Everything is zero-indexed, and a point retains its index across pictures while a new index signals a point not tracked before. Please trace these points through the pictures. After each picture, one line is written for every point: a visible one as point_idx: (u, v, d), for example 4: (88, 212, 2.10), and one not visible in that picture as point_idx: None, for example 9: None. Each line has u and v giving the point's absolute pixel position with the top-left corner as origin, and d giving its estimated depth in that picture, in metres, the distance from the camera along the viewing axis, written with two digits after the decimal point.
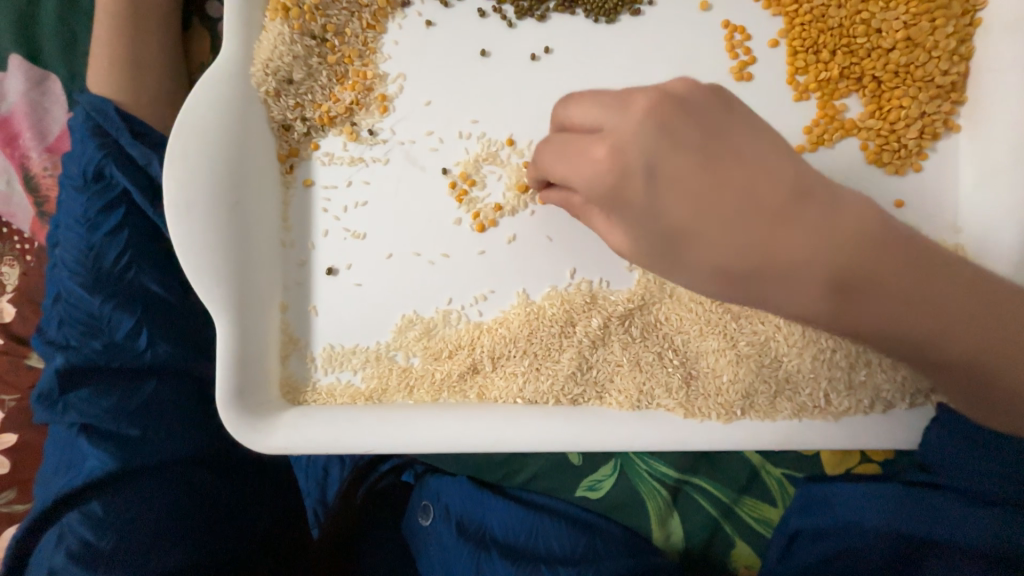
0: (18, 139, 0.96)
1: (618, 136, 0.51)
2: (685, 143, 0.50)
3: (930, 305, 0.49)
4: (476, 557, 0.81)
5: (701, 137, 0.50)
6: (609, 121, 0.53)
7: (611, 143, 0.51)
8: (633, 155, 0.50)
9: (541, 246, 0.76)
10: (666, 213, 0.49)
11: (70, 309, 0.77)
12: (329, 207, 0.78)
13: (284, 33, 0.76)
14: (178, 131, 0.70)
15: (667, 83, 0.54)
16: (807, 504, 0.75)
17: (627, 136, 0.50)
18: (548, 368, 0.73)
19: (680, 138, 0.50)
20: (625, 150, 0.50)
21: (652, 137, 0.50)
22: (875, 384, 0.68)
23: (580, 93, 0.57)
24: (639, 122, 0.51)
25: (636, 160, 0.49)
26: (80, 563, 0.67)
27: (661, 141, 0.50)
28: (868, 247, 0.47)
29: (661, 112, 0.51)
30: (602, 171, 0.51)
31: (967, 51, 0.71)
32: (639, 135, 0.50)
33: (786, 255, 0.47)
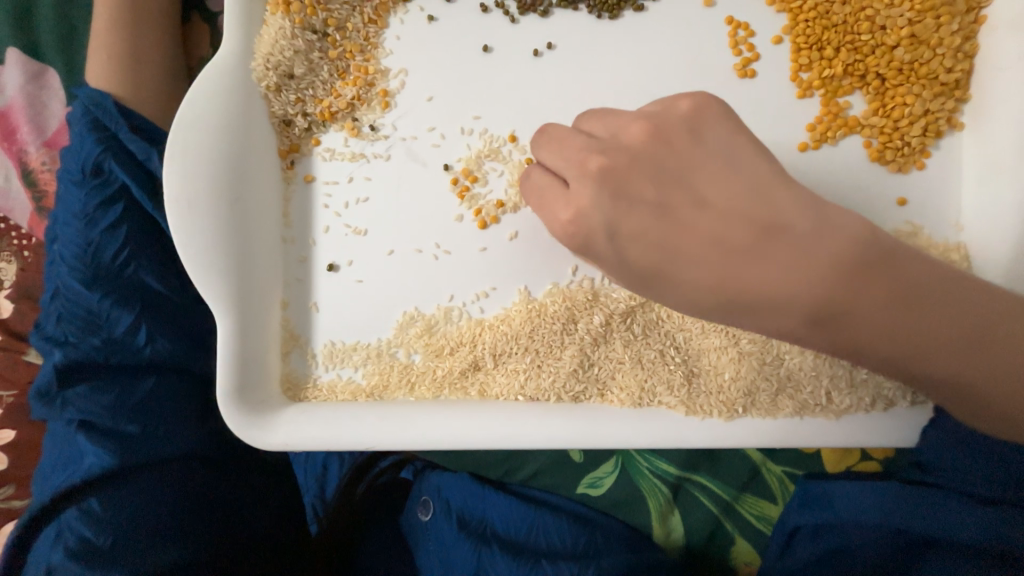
0: (16, 134, 0.95)
1: (579, 199, 0.51)
2: (646, 191, 0.49)
3: (919, 329, 0.46)
4: (477, 552, 0.81)
5: (651, 179, 0.49)
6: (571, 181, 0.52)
7: (574, 207, 0.51)
8: (597, 220, 0.50)
9: (543, 242, 0.76)
10: (636, 262, 0.48)
11: (68, 305, 0.77)
12: (330, 204, 0.78)
13: (285, 27, 0.75)
14: (178, 127, 0.70)
15: (625, 127, 0.53)
16: (807, 502, 0.74)
17: (588, 201, 0.50)
18: (549, 366, 0.73)
19: (639, 190, 0.49)
20: (586, 216, 0.50)
21: (609, 197, 0.49)
22: (876, 382, 0.67)
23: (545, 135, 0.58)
24: (593, 175, 0.51)
25: (598, 224, 0.49)
26: (78, 561, 0.66)
27: (615, 192, 0.49)
28: (855, 275, 0.45)
29: (615, 169, 0.51)
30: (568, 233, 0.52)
31: (971, 48, 0.71)
32: (597, 201, 0.50)
33: (771, 295, 0.45)
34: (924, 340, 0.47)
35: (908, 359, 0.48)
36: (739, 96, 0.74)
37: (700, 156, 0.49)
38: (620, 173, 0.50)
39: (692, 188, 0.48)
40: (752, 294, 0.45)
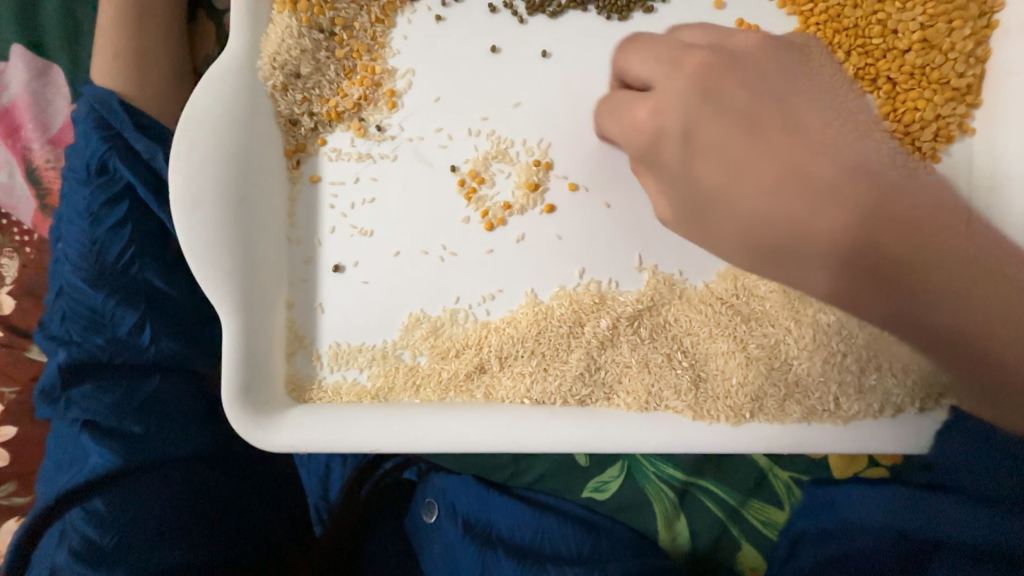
0: (20, 131, 0.94)
1: (660, 95, 0.53)
2: (738, 100, 0.50)
3: (945, 291, 0.47)
4: (482, 554, 0.81)
5: (764, 105, 0.50)
6: (664, 78, 0.53)
7: (652, 103, 0.53)
8: (675, 118, 0.51)
9: (550, 245, 0.76)
10: (700, 176, 0.49)
11: (72, 304, 0.76)
12: (336, 204, 0.77)
13: (292, 27, 0.75)
14: (183, 126, 0.69)
15: (731, 39, 0.55)
16: (807, 507, 0.80)
17: (675, 94, 0.51)
18: (556, 369, 0.73)
19: (729, 95, 0.50)
20: (667, 110, 0.52)
21: (697, 102, 0.50)
22: (885, 388, 0.67)
23: (634, 43, 0.59)
24: (686, 73, 0.52)
25: (676, 121, 0.51)
26: (83, 561, 0.66)
27: (705, 96, 0.50)
28: (887, 249, 0.46)
29: (712, 68, 0.52)
30: (641, 130, 0.54)
31: (983, 53, 0.71)
32: (683, 95, 0.51)
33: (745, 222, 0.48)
34: (942, 292, 0.47)
35: (970, 331, 0.48)
36: None
37: (804, 106, 0.51)
38: (715, 70, 0.52)
39: (792, 117, 0.50)
40: (773, 246, 0.48)
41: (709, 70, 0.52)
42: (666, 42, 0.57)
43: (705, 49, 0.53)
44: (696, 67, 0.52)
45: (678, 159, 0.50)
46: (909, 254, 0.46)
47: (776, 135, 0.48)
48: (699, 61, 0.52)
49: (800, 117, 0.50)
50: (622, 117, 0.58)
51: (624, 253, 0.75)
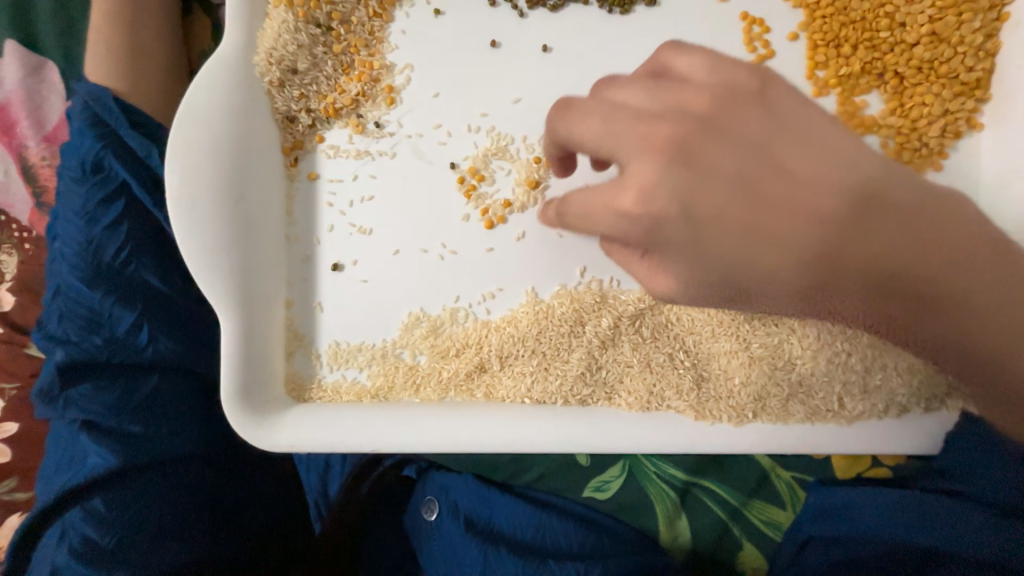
0: (15, 128, 0.93)
1: (642, 176, 0.41)
2: (723, 166, 0.41)
3: (964, 306, 0.43)
4: (484, 552, 0.80)
5: (755, 163, 0.41)
6: (634, 157, 0.41)
7: (636, 187, 0.41)
8: (668, 199, 0.40)
9: (551, 243, 0.75)
10: (712, 245, 0.41)
11: (69, 304, 0.76)
12: (334, 202, 0.76)
13: (288, 21, 0.73)
14: (179, 123, 0.68)
15: (689, 86, 0.43)
16: (822, 510, 0.74)
17: (654, 173, 0.41)
18: (557, 369, 0.72)
19: (717, 163, 0.41)
20: (653, 196, 0.41)
21: (681, 173, 0.41)
22: (890, 389, 0.67)
23: (580, 103, 0.45)
24: (658, 149, 0.41)
25: (669, 205, 0.41)
26: (83, 561, 0.66)
27: (687, 168, 0.41)
28: (899, 271, 0.41)
29: (683, 139, 0.41)
30: (632, 221, 0.41)
31: (993, 46, 0.69)
32: (668, 174, 0.40)
33: (753, 271, 0.42)
34: (966, 309, 0.43)
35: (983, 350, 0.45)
36: None
37: (778, 137, 0.42)
38: (689, 144, 0.41)
39: (775, 162, 0.41)
40: (748, 274, 0.42)
41: (686, 144, 0.41)
42: (628, 109, 0.43)
43: (664, 121, 0.42)
44: (667, 137, 0.41)
45: (686, 237, 0.41)
46: (910, 264, 0.41)
47: (771, 189, 0.40)
48: (667, 134, 0.41)
49: (790, 162, 0.41)
50: (590, 206, 0.44)
51: None
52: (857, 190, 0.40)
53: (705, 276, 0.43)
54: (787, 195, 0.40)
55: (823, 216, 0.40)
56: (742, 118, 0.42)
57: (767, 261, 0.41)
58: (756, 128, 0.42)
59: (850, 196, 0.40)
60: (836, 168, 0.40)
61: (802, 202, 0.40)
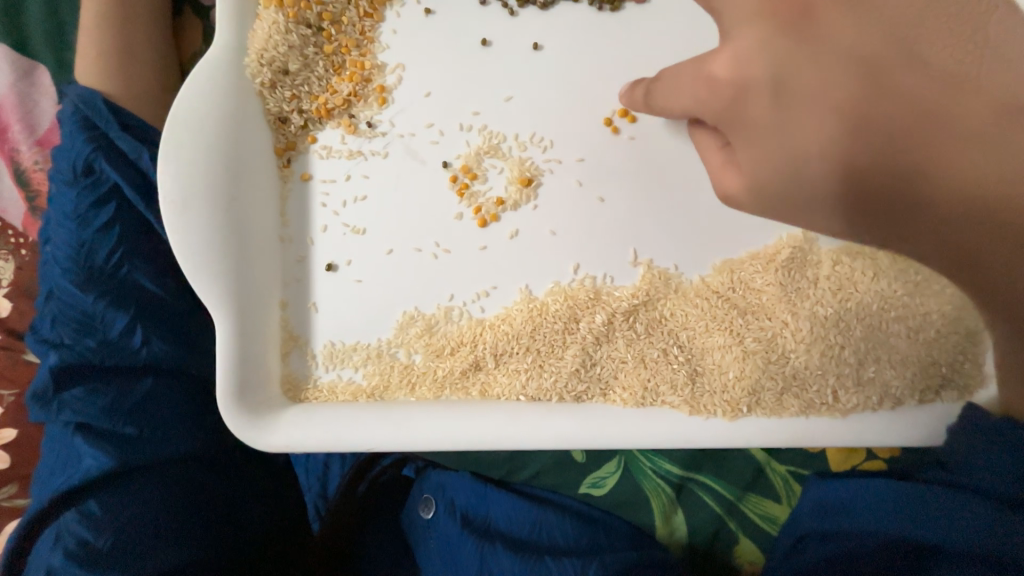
0: (7, 132, 0.93)
1: (740, 44, 0.51)
2: (843, 38, 0.48)
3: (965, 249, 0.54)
4: (479, 549, 0.81)
5: (882, 43, 0.48)
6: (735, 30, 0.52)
7: (731, 53, 0.52)
8: (761, 68, 0.50)
9: (545, 241, 0.75)
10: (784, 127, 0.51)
11: (62, 307, 0.76)
12: (327, 202, 0.76)
13: (279, 22, 0.74)
14: (171, 125, 0.68)
15: None
16: (818, 507, 0.74)
17: (756, 42, 0.50)
18: (551, 366, 0.72)
19: (833, 38, 0.49)
20: (742, 64, 0.51)
21: (780, 47, 0.49)
22: (883, 381, 0.67)
23: None
24: (764, 18, 0.50)
25: (760, 74, 0.50)
26: (78, 563, 0.65)
27: (792, 38, 0.49)
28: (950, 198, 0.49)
29: (814, 9, 0.49)
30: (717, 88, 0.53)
31: None
32: (769, 41, 0.50)
33: (820, 164, 0.50)
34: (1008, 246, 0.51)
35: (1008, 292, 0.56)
36: None
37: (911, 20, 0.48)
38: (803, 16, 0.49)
39: (909, 49, 0.48)
40: (801, 178, 0.52)
41: (802, 6, 0.49)
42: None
43: None
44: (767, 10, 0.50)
45: (768, 114, 0.51)
46: (937, 173, 0.49)
47: (886, 75, 0.48)
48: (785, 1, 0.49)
49: (921, 57, 0.48)
50: (682, 79, 0.59)
51: (618, 247, 0.74)
52: (908, 90, 0.48)
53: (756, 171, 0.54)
54: (871, 92, 0.48)
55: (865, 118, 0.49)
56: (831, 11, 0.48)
57: (819, 160, 0.51)
58: (854, 25, 0.48)
59: (918, 100, 0.47)
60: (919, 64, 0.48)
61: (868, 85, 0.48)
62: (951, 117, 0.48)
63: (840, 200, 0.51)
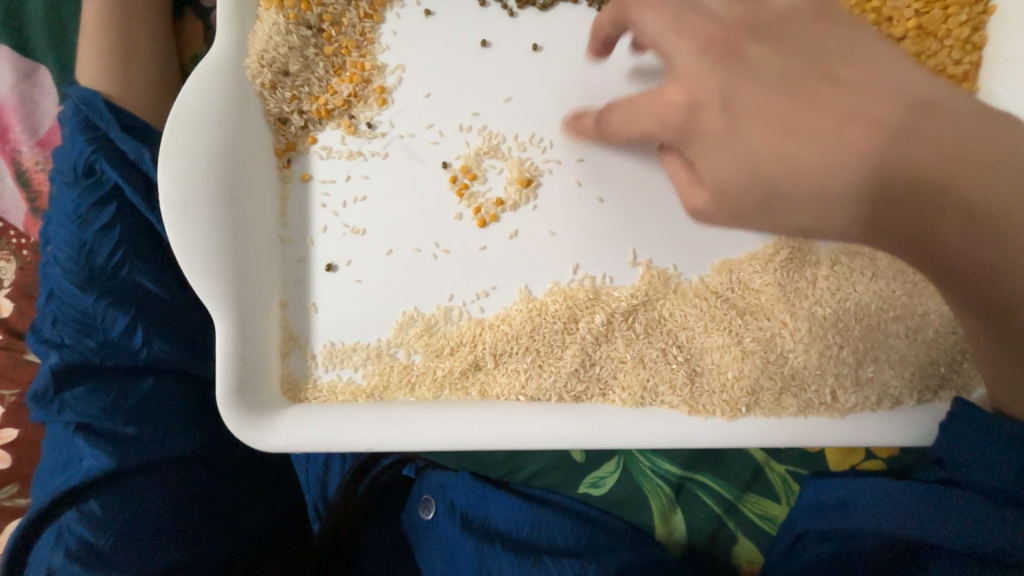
0: (8, 133, 0.94)
1: (689, 73, 0.53)
2: (768, 64, 0.51)
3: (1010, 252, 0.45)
4: (479, 549, 0.82)
5: (806, 67, 0.49)
6: (676, 52, 0.54)
7: (681, 83, 0.53)
8: (708, 90, 0.51)
9: (545, 240, 0.75)
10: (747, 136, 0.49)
11: (63, 307, 0.76)
12: (327, 203, 0.77)
13: (280, 24, 0.74)
14: (172, 125, 0.69)
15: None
16: (816, 506, 0.75)
17: (700, 70, 0.52)
18: (550, 365, 0.72)
19: (763, 62, 0.51)
20: (696, 86, 0.52)
21: (724, 72, 0.51)
22: (881, 381, 0.67)
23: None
24: (704, 48, 0.53)
25: (710, 93, 0.51)
26: (79, 562, 0.66)
27: (726, 65, 0.51)
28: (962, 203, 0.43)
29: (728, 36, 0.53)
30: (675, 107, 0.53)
31: (980, 39, 0.70)
32: (712, 69, 0.52)
33: (791, 171, 0.47)
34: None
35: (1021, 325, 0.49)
36: None
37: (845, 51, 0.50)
38: (733, 42, 0.52)
39: (833, 72, 0.49)
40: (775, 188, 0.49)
41: (732, 41, 0.52)
42: (696, 8, 0.55)
43: (714, 24, 0.53)
44: (699, 43, 0.53)
45: (723, 128, 0.50)
46: (928, 171, 0.43)
47: (821, 90, 0.48)
48: (713, 34, 0.53)
49: (849, 75, 0.48)
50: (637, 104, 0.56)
51: (618, 247, 0.74)
52: (880, 93, 0.46)
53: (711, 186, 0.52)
54: (830, 98, 0.47)
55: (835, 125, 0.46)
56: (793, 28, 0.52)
57: (784, 169, 0.48)
58: (821, 41, 0.51)
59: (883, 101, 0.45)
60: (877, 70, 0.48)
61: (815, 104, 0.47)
62: (923, 115, 0.44)
63: (826, 204, 0.47)
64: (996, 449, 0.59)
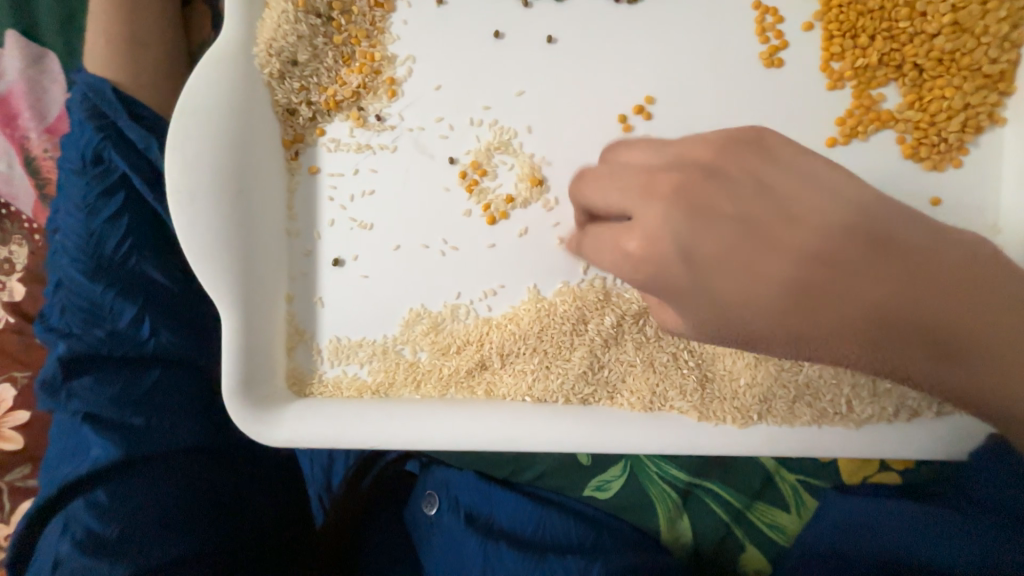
0: (17, 119, 0.93)
1: (648, 220, 0.43)
2: (728, 210, 0.43)
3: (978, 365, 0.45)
4: (483, 547, 0.81)
5: (756, 207, 0.43)
6: (637, 210, 0.44)
7: (642, 231, 0.43)
8: (668, 242, 0.42)
9: (555, 239, 0.73)
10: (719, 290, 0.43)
11: (71, 297, 0.76)
12: (335, 197, 0.75)
13: (288, 11, 0.72)
14: (180, 116, 0.68)
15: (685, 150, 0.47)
16: (837, 526, 0.75)
17: (660, 221, 0.42)
18: (558, 367, 0.71)
19: (718, 204, 0.43)
20: (658, 239, 0.42)
21: (685, 222, 0.42)
22: (900, 392, 0.65)
23: (591, 173, 0.51)
24: (659, 195, 0.43)
25: (672, 249, 0.42)
26: (85, 552, 0.66)
27: (688, 214, 0.42)
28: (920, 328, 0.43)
29: (685, 185, 0.43)
30: (634, 263, 0.43)
31: (1019, 37, 0.66)
32: (669, 217, 0.42)
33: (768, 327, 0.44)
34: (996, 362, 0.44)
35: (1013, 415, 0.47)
36: (761, 87, 0.70)
37: (789, 188, 0.43)
38: (695, 192, 0.43)
39: (783, 206, 0.43)
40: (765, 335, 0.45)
41: (686, 191, 0.43)
42: (630, 166, 0.48)
43: (664, 171, 0.45)
44: (665, 193, 0.43)
45: (689, 281, 0.42)
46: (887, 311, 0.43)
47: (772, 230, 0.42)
48: (669, 183, 0.43)
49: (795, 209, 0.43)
50: (600, 244, 0.47)
51: None
52: (831, 236, 0.42)
53: (746, 327, 0.45)
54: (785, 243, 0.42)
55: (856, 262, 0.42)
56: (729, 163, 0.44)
57: (753, 319, 0.44)
58: (767, 173, 0.44)
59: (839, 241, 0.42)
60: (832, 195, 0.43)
61: (806, 230, 0.42)
62: (872, 249, 0.42)
63: (815, 343, 0.44)
64: (1021, 491, 0.57)
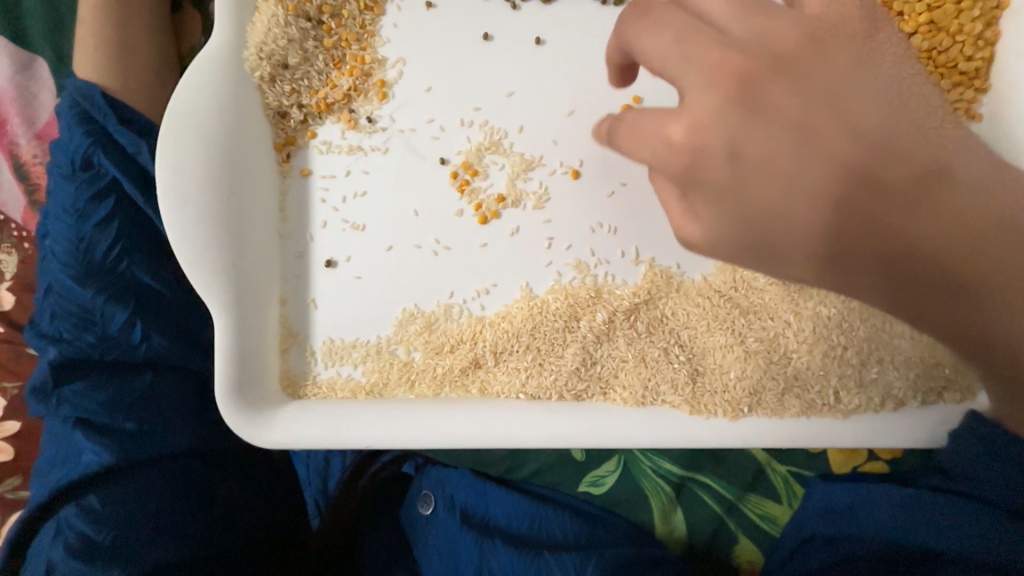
0: (6, 125, 0.93)
1: (697, 110, 0.41)
2: (789, 108, 0.42)
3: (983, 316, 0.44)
4: (479, 544, 0.81)
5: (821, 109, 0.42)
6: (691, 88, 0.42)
7: (688, 119, 0.42)
8: (716, 135, 0.41)
9: (546, 237, 0.74)
10: (749, 191, 0.40)
11: (62, 302, 0.76)
12: (327, 198, 0.76)
13: (279, 16, 0.73)
14: (170, 119, 0.68)
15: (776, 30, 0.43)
16: (826, 512, 0.75)
17: (710, 111, 0.41)
18: (551, 364, 0.72)
19: (775, 102, 0.42)
20: (705, 128, 0.41)
21: (737, 112, 0.41)
22: (885, 382, 0.66)
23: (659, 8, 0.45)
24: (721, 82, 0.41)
25: (718, 138, 0.41)
26: (78, 557, 0.66)
27: (746, 107, 0.41)
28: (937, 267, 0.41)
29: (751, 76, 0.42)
30: (676, 150, 0.42)
31: (993, 35, 0.68)
32: (724, 112, 0.41)
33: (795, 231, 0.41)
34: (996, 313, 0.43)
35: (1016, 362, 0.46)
36: None
37: (841, 95, 0.42)
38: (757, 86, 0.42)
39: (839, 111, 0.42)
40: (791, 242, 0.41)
41: (748, 80, 0.41)
42: (707, 25, 0.44)
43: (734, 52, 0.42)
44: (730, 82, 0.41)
45: (725, 175, 0.41)
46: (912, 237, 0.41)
47: (821, 140, 0.41)
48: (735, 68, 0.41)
49: (849, 117, 0.42)
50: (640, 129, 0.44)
51: (618, 244, 0.73)
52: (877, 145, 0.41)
53: (775, 235, 0.41)
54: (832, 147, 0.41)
55: (843, 168, 0.40)
56: (815, 59, 0.43)
57: (785, 227, 0.41)
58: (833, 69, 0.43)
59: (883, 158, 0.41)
60: (869, 103, 0.43)
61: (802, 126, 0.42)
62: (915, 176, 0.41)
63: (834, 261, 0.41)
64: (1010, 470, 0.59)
